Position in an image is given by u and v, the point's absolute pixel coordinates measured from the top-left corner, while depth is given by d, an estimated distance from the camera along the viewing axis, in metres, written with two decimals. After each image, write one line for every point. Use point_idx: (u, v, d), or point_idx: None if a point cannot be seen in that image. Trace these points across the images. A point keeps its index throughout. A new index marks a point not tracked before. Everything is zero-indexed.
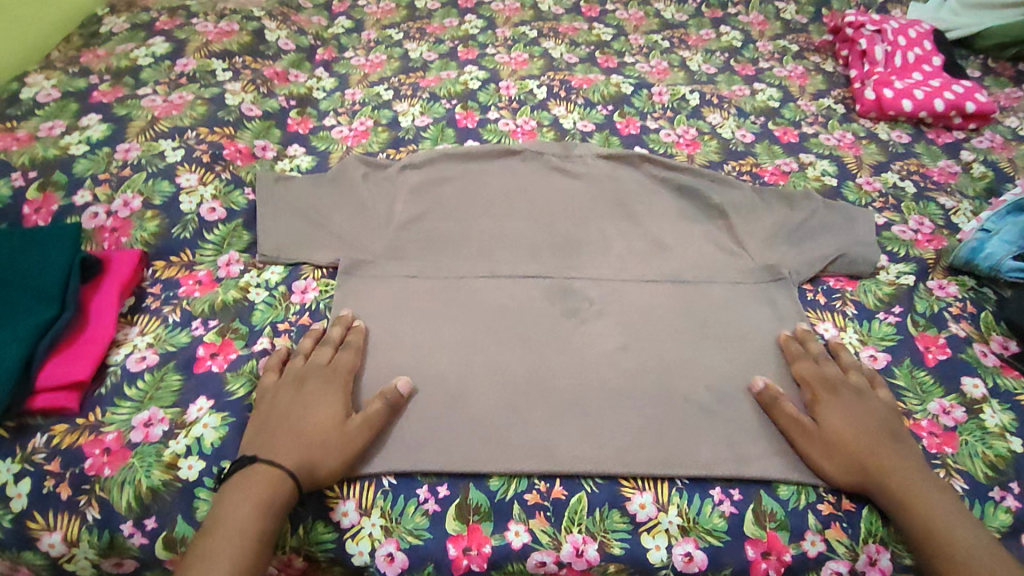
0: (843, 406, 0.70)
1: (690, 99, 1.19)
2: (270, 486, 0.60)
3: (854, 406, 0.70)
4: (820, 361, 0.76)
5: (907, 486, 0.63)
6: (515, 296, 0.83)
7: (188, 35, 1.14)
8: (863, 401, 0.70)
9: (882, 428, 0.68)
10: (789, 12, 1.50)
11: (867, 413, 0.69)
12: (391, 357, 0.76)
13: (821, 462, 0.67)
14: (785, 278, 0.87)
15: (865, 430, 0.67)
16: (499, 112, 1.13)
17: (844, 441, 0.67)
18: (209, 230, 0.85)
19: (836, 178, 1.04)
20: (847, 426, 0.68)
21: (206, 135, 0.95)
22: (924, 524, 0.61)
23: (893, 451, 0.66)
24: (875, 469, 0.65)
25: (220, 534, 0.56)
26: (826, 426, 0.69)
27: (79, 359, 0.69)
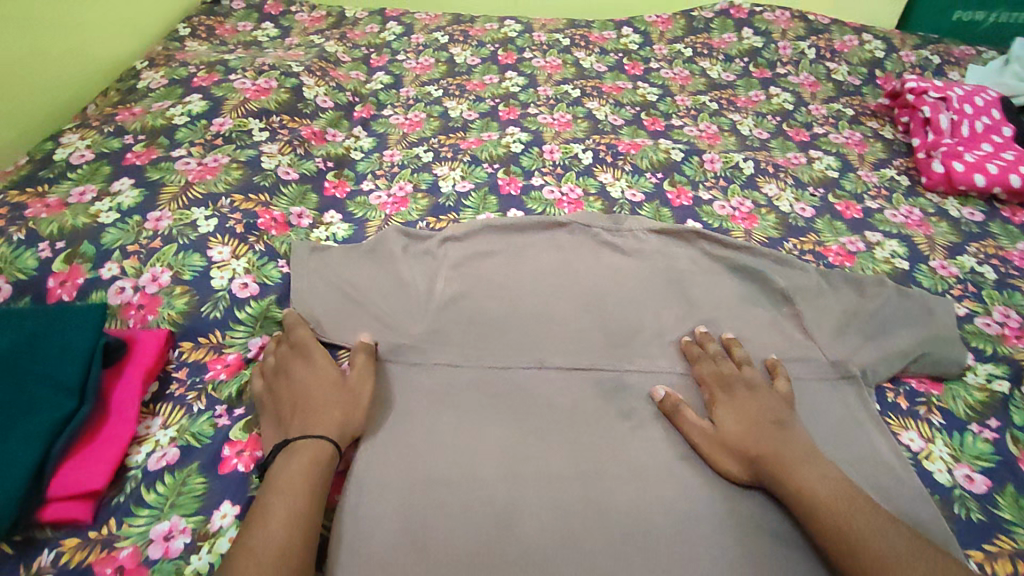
0: (739, 401, 0.72)
1: (743, 167, 1.14)
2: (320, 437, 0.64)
3: (750, 400, 0.72)
4: (728, 360, 0.78)
5: (793, 467, 0.64)
6: (567, 391, 0.76)
7: (226, 91, 1.10)
8: (759, 393, 0.72)
9: (776, 417, 0.70)
10: (841, 72, 1.45)
11: (763, 405, 0.71)
12: (430, 461, 0.68)
13: (724, 462, 0.68)
14: (857, 376, 0.79)
15: (758, 421, 0.69)
16: (543, 179, 1.09)
17: (736, 438, 0.69)
18: (240, 308, 0.79)
19: (908, 260, 0.97)
20: (740, 423, 0.70)
21: (240, 202, 0.90)
22: (816, 500, 0.61)
23: (783, 437, 0.67)
24: (766, 457, 0.66)
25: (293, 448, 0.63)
26: (721, 426, 0.70)
27: (98, 461, 0.62)
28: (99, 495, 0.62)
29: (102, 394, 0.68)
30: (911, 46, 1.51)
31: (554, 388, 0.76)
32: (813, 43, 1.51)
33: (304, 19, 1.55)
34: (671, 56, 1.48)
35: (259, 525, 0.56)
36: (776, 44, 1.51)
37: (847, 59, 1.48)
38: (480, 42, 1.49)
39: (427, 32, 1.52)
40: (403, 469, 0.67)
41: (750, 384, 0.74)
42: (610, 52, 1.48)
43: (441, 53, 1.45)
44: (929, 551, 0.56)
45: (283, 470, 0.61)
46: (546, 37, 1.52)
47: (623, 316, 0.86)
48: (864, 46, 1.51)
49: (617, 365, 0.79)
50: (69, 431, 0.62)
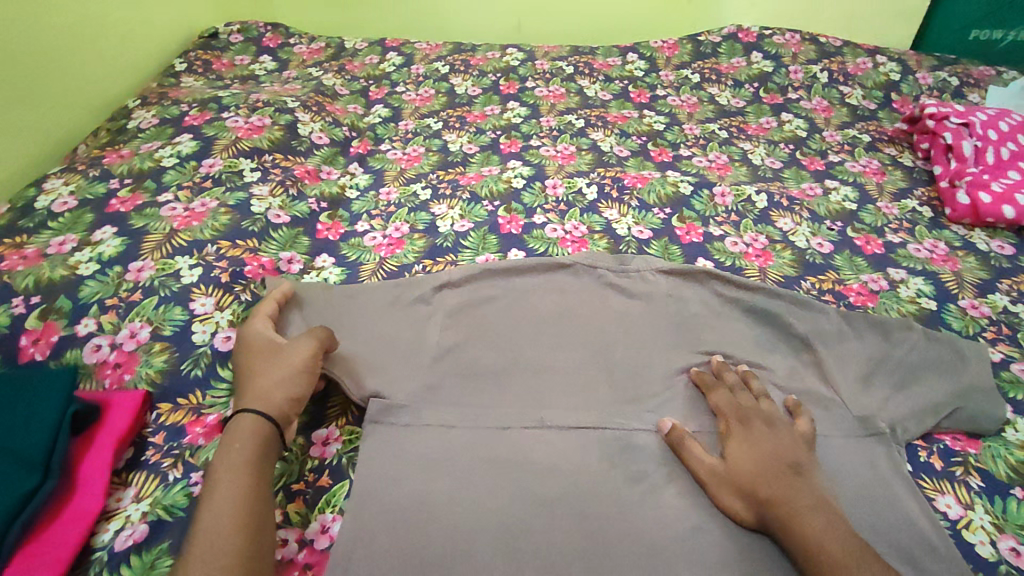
0: (754, 437, 0.68)
1: (756, 201, 1.08)
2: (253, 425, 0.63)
3: (765, 437, 0.68)
4: (747, 392, 0.74)
5: (797, 511, 0.61)
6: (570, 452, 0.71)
7: (217, 131, 1.07)
8: (775, 431, 0.68)
9: (790, 458, 0.66)
10: (855, 97, 1.40)
11: (779, 443, 0.67)
12: (419, 537, 0.62)
13: (728, 499, 0.65)
14: (885, 433, 0.72)
15: (769, 459, 0.65)
16: (546, 216, 1.04)
17: (747, 474, 0.65)
18: (222, 364, 0.75)
19: (935, 300, 0.91)
20: (753, 459, 0.66)
21: (227, 250, 0.87)
22: (812, 547, 0.58)
23: (793, 480, 0.64)
24: (770, 497, 0.62)
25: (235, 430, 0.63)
26: (731, 461, 0.67)
27: (55, 546, 0.57)
28: None
29: (68, 468, 0.62)
30: (928, 67, 1.46)
31: (555, 449, 0.71)
32: (825, 66, 1.46)
33: (302, 52, 1.53)
34: (678, 82, 1.44)
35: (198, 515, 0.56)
36: (787, 69, 1.46)
37: (861, 83, 1.43)
38: (481, 71, 1.46)
39: (427, 63, 1.50)
40: (387, 549, 0.61)
41: (767, 421, 0.70)
42: (615, 79, 1.44)
43: (441, 84, 1.42)
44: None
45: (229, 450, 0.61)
46: (549, 66, 1.48)
47: (630, 366, 0.80)
48: (879, 68, 1.46)
49: (625, 422, 0.73)
50: (24, 514, 0.56)
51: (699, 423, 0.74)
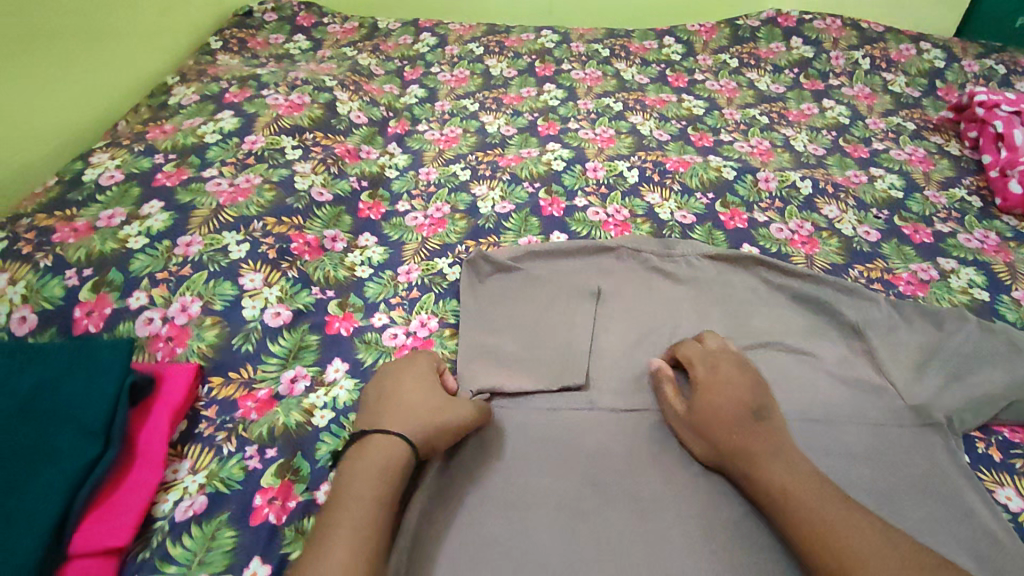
0: (718, 391, 0.67)
1: (801, 187, 1.06)
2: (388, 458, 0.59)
3: (730, 388, 0.67)
4: (711, 345, 0.73)
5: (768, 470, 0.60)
6: (621, 433, 0.70)
7: (258, 108, 1.07)
8: (737, 382, 0.68)
9: (760, 413, 0.65)
10: (899, 84, 1.37)
11: (741, 395, 0.66)
12: (491, 511, 0.63)
13: (693, 445, 0.66)
14: (941, 423, 0.70)
15: (737, 413, 0.65)
16: (587, 199, 1.03)
17: (711, 425, 0.65)
18: (273, 340, 0.75)
19: (988, 291, 0.89)
20: (716, 407, 0.66)
21: (273, 226, 0.86)
22: (793, 508, 0.56)
23: (766, 437, 0.63)
24: (745, 456, 0.62)
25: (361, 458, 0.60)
26: (696, 412, 0.67)
27: (121, 513, 0.57)
28: (123, 552, 0.57)
29: (127, 438, 0.63)
30: (974, 54, 1.43)
31: (603, 430, 0.70)
32: (868, 52, 1.43)
33: (336, 31, 1.52)
34: (716, 67, 1.41)
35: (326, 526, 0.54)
36: (828, 54, 1.43)
37: (904, 70, 1.40)
38: (516, 53, 1.44)
39: (461, 43, 1.48)
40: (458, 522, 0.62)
41: (727, 373, 0.69)
42: (652, 63, 1.42)
43: (476, 65, 1.41)
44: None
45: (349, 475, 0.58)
46: (585, 48, 1.46)
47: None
48: (923, 55, 1.42)
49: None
50: (90, 482, 0.57)
51: None
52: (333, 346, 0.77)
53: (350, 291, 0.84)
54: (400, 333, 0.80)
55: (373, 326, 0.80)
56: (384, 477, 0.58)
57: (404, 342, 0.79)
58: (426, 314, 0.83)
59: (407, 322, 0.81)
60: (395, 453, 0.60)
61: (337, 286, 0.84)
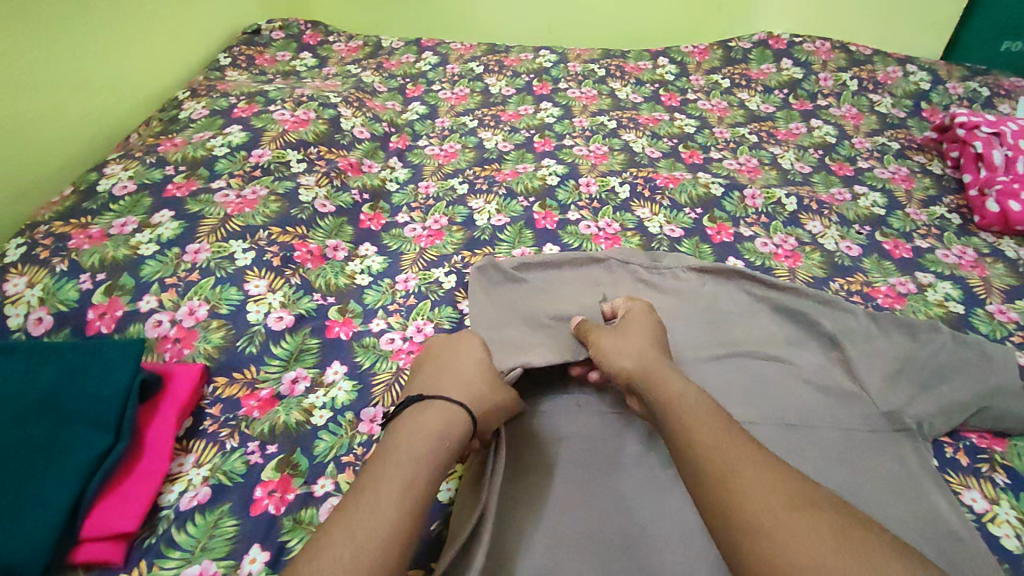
0: (623, 338, 0.72)
1: (786, 204, 1.10)
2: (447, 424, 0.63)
3: (631, 336, 0.72)
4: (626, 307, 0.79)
5: (671, 404, 0.61)
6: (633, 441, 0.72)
7: (265, 122, 1.12)
8: (643, 333, 0.72)
9: (654, 359, 0.68)
10: (885, 105, 1.42)
11: (644, 343, 0.70)
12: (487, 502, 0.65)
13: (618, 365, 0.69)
14: (911, 428, 0.74)
15: (636, 357, 0.68)
16: (580, 213, 1.07)
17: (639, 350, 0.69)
18: (275, 342, 0.79)
19: (963, 304, 0.93)
20: (639, 340, 0.71)
21: (278, 235, 0.91)
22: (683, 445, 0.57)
23: (656, 377, 0.65)
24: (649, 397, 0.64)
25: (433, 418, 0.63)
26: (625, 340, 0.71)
27: (130, 501, 0.61)
28: (131, 537, 0.60)
29: (136, 431, 0.66)
30: (959, 77, 1.47)
31: (612, 435, 0.73)
32: (855, 74, 1.48)
33: (341, 50, 1.57)
34: (707, 87, 1.46)
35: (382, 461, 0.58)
36: (816, 76, 1.48)
37: (891, 91, 1.45)
38: (514, 72, 1.50)
39: (462, 62, 1.54)
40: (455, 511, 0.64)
41: (640, 328, 0.74)
42: (646, 83, 1.47)
43: (476, 84, 1.46)
44: (819, 509, 0.49)
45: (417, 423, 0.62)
46: (581, 68, 1.51)
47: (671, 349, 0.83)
48: (909, 77, 1.47)
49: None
50: (101, 471, 0.60)
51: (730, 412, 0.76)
52: (333, 349, 0.81)
53: (350, 298, 0.88)
54: (397, 337, 0.83)
55: (371, 331, 0.84)
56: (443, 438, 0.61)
57: (400, 346, 0.82)
58: (423, 319, 0.86)
59: (404, 327, 0.85)
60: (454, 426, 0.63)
61: (338, 292, 0.88)
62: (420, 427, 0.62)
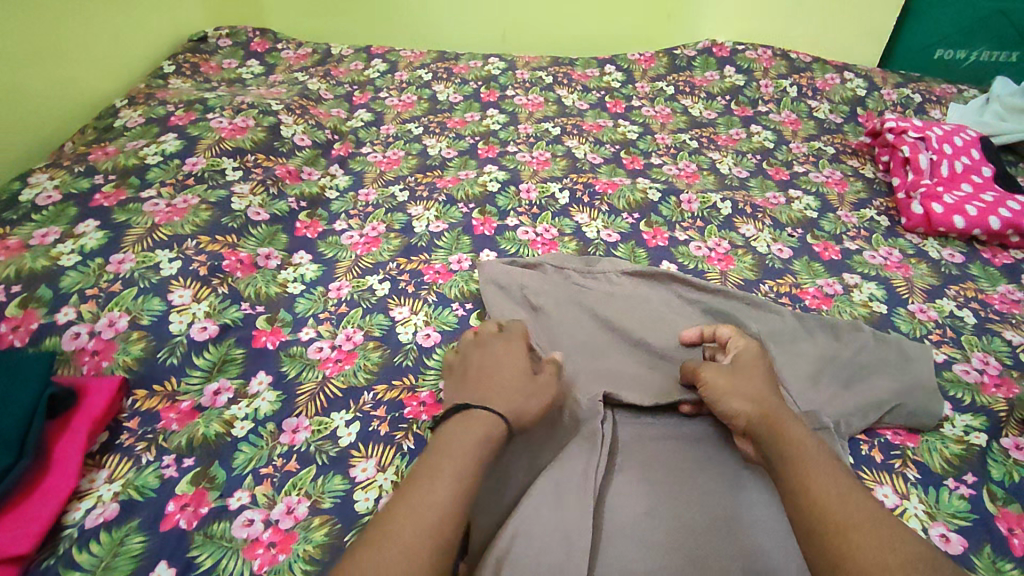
0: (747, 375, 0.71)
1: (721, 208, 1.13)
2: (487, 430, 0.62)
3: (750, 375, 0.71)
4: (742, 340, 0.76)
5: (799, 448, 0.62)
6: (646, 445, 0.74)
7: (201, 130, 1.10)
8: (766, 375, 0.71)
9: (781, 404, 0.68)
10: (823, 111, 1.46)
11: (765, 385, 0.70)
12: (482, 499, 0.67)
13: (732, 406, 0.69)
14: (829, 427, 0.75)
15: (758, 397, 0.68)
16: (518, 219, 1.08)
17: (756, 393, 0.69)
18: (197, 353, 0.77)
19: (886, 304, 0.96)
20: (744, 380, 0.71)
21: (206, 244, 0.89)
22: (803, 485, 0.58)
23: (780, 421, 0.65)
24: (769, 435, 0.64)
25: (464, 418, 0.64)
26: (739, 381, 0.71)
27: (29, 520, 0.59)
28: (28, 558, 0.58)
29: (44, 447, 0.65)
30: (893, 84, 1.53)
31: (639, 442, 0.75)
32: (795, 81, 1.52)
33: (289, 57, 1.56)
34: (653, 94, 1.48)
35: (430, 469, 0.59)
36: (758, 82, 1.52)
37: (829, 98, 1.49)
38: (463, 79, 1.50)
39: (411, 70, 1.54)
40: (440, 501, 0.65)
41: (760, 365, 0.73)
42: (593, 90, 1.49)
43: (424, 90, 1.46)
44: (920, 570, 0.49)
45: (456, 431, 0.62)
46: (529, 75, 1.53)
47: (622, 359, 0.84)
48: (846, 84, 1.52)
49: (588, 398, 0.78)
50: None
51: (656, 417, 0.78)
52: (258, 358, 0.80)
53: (280, 306, 0.88)
54: (326, 346, 0.83)
55: (299, 340, 0.84)
56: (482, 444, 0.61)
57: (328, 355, 0.82)
58: (352, 327, 0.86)
59: (333, 336, 0.85)
60: (496, 428, 0.63)
61: (268, 301, 0.88)
62: (467, 424, 0.63)
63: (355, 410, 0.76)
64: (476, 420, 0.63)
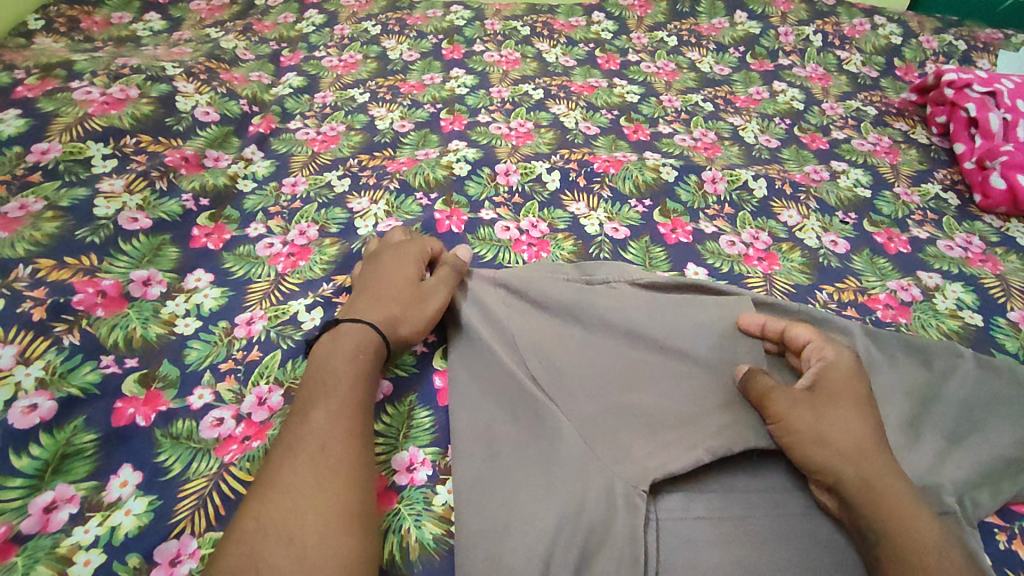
0: (831, 420, 0.53)
1: (754, 188, 0.89)
2: (359, 338, 0.58)
3: (846, 409, 0.54)
4: (830, 352, 0.58)
5: (903, 514, 0.48)
6: (704, 558, 0.50)
7: (59, 105, 0.79)
8: (858, 410, 0.54)
9: (884, 464, 0.51)
10: (854, 63, 1.21)
11: (864, 438, 0.52)
12: None
13: (815, 423, 0.53)
14: (957, 511, 0.53)
15: (857, 456, 0.51)
16: (495, 211, 0.82)
17: (846, 415, 0.53)
18: (17, 450, 0.51)
19: (980, 313, 0.74)
20: (844, 412, 0.53)
21: (50, 273, 0.63)
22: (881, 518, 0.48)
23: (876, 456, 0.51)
24: (855, 473, 0.50)
25: (340, 330, 0.59)
26: (836, 408, 0.54)
27: None
28: None
29: None
30: (932, 30, 1.29)
31: (692, 550, 0.51)
32: (819, 28, 1.28)
33: (200, 9, 1.23)
34: (652, 46, 1.22)
35: (299, 414, 0.51)
36: (776, 31, 1.27)
37: (860, 47, 1.24)
38: (419, 33, 1.22)
39: (354, 22, 1.24)
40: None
41: (849, 398, 0.55)
42: (579, 42, 1.22)
43: (371, 48, 1.17)
44: None
45: (328, 354, 0.56)
46: (501, 26, 1.24)
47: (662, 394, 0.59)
48: (878, 30, 1.27)
49: (619, 474, 0.53)
50: None
51: (705, 505, 0.54)
52: (121, 446, 0.55)
53: (162, 358, 0.62)
54: (227, 417, 0.58)
55: (189, 410, 0.58)
56: (355, 357, 0.56)
57: (230, 430, 0.57)
58: (267, 384, 0.61)
59: (238, 400, 0.60)
60: (368, 335, 0.58)
61: (143, 351, 0.62)
62: (337, 337, 0.58)
63: None
64: (349, 340, 0.57)
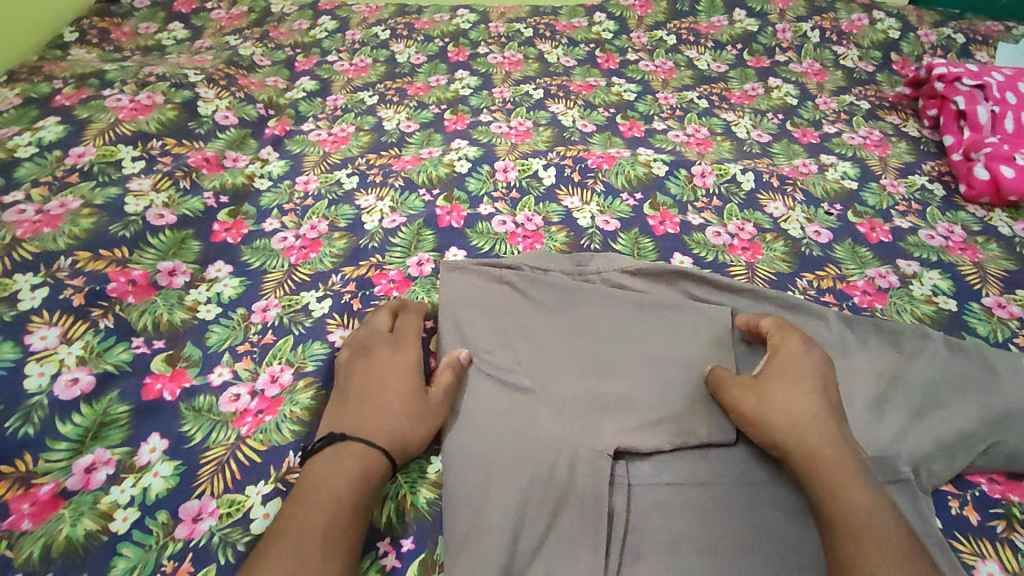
0: (770, 394, 0.57)
1: (742, 181, 0.92)
2: (363, 461, 0.55)
3: (791, 387, 0.57)
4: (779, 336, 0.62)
5: (837, 478, 0.52)
6: (671, 519, 0.55)
7: (93, 111, 0.86)
8: (804, 385, 0.58)
9: (821, 428, 0.55)
10: (851, 58, 1.24)
11: (805, 410, 0.56)
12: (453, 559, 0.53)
13: (758, 400, 0.57)
14: (909, 479, 0.57)
15: (796, 427, 0.55)
16: (493, 206, 0.88)
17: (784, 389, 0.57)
18: (62, 417, 0.58)
19: (955, 298, 0.77)
20: (788, 389, 0.57)
21: (87, 263, 0.70)
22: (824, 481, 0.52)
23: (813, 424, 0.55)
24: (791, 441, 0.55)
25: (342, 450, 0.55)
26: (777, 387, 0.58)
27: None
28: None
29: None
30: (931, 23, 1.31)
31: (660, 511, 0.56)
32: (817, 24, 1.30)
33: (220, 17, 1.30)
34: (651, 45, 1.26)
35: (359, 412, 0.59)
36: (774, 28, 1.30)
37: (857, 42, 1.27)
38: (426, 36, 1.27)
39: (365, 28, 1.30)
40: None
41: (793, 374, 0.58)
42: (580, 43, 1.26)
43: (381, 52, 1.23)
44: None
45: (330, 470, 0.54)
46: (505, 28, 1.29)
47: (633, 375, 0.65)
48: (876, 25, 1.30)
49: (590, 443, 0.59)
50: None
51: (675, 472, 0.58)
52: (150, 417, 0.61)
53: (185, 340, 0.68)
54: (244, 393, 0.64)
55: (209, 386, 0.65)
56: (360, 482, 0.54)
57: (246, 405, 0.64)
58: (279, 364, 0.67)
59: (253, 378, 0.66)
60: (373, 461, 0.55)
61: (170, 334, 0.68)
62: (338, 458, 0.55)
63: (277, 480, 0.58)
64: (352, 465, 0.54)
